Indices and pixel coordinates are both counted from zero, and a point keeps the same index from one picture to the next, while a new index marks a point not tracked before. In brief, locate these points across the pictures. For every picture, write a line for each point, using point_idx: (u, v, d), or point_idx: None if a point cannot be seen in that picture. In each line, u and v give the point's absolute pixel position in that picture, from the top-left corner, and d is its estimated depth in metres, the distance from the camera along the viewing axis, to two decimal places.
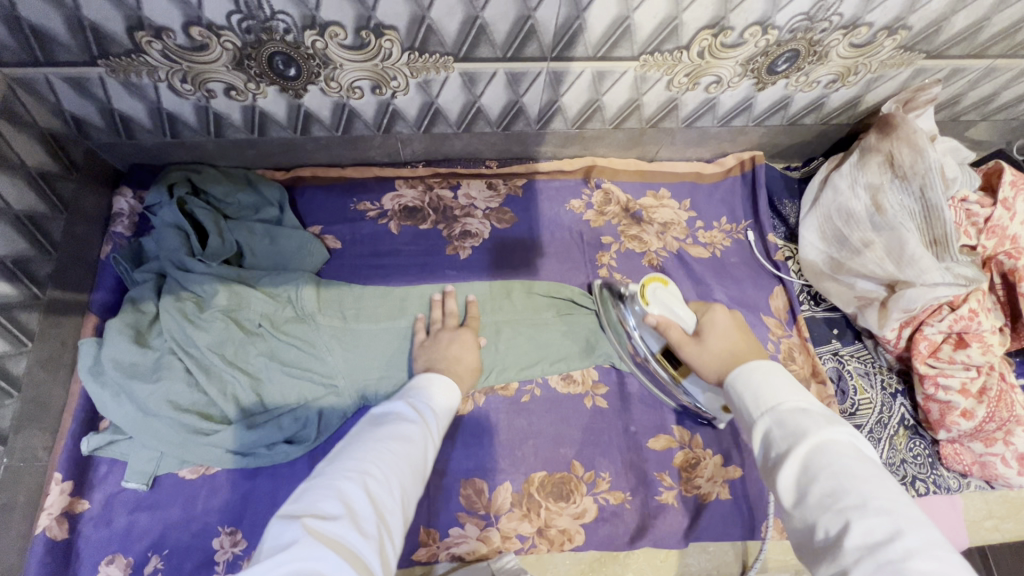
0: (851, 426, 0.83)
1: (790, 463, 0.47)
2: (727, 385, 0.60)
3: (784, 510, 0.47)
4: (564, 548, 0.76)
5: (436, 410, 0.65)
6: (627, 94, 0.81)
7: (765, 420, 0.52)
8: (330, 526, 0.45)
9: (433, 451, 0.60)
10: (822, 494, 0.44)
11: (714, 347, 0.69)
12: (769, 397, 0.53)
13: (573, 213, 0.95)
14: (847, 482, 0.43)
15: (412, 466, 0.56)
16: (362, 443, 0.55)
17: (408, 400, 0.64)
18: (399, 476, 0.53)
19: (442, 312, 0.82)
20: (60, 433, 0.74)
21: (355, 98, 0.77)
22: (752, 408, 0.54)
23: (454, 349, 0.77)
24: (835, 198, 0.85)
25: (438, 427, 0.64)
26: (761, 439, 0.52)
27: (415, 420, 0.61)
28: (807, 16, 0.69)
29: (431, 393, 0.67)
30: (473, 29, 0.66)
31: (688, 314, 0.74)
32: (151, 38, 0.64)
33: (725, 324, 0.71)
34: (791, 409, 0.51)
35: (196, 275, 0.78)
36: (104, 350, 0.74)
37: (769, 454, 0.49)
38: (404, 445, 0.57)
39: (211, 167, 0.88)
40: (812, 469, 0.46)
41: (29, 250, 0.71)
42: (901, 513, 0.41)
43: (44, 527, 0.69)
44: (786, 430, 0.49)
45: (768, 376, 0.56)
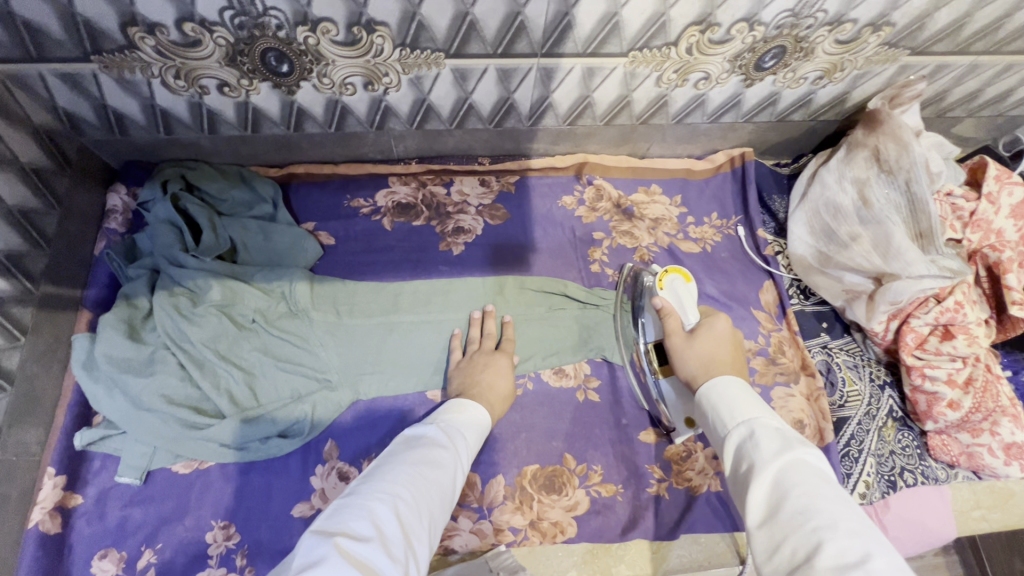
0: (839, 418, 0.84)
1: (762, 476, 0.48)
2: (700, 399, 0.62)
3: (750, 529, 0.47)
4: (557, 540, 0.76)
5: (468, 437, 0.64)
6: (617, 90, 0.82)
7: (739, 435, 0.54)
8: (360, 547, 0.44)
9: (460, 480, 0.60)
10: (793, 511, 0.44)
11: (703, 349, 0.71)
12: (744, 415, 0.55)
13: (565, 209, 0.96)
14: (818, 500, 0.44)
15: (441, 493, 0.55)
16: (395, 466, 0.55)
17: (441, 424, 0.63)
18: (428, 503, 0.53)
19: (481, 331, 0.82)
20: (54, 428, 0.74)
21: (348, 95, 0.78)
22: (728, 424, 0.56)
23: (487, 376, 0.77)
24: (823, 193, 0.87)
25: (469, 455, 0.63)
26: (734, 455, 0.53)
27: (448, 446, 0.60)
28: (792, 13, 0.70)
29: (464, 419, 0.66)
30: (463, 25, 0.67)
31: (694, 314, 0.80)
32: (144, 34, 0.64)
33: (717, 333, 0.73)
34: (764, 425, 0.53)
35: (190, 271, 0.78)
36: (97, 345, 0.74)
37: (742, 467, 0.51)
38: (434, 471, 0.56)
39: (205, 163, 0.88)
40: (784, 484, 0.46)
41: (22, 246, 0.72)
42: (870, 536, 0.41)
43: (36, 521, 0.69)
44: (758, 445, 0.51)
45: (742, 395, 0.58)
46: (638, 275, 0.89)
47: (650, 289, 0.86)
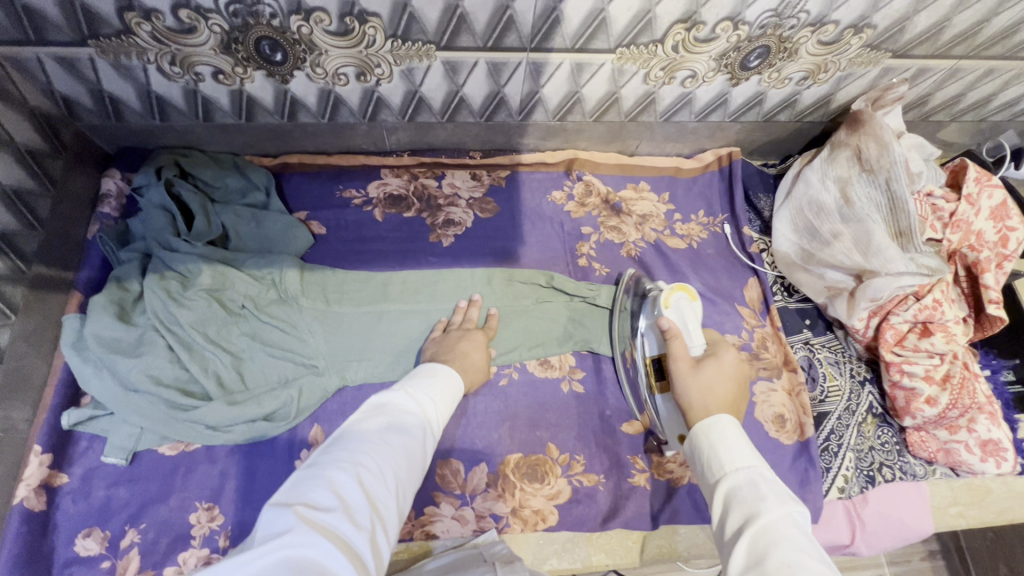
0: (819, 413, 0.85)
1: (752, 526, 0.47)
2: (694, 435, 0.59)
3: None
4: (538, 527, 0.77)
5: (437, 402, 0.65)
6: (606, 87, 0.84)
7: (736, 479, 0.52)
8: (322, 516, 0.46)
9: (430, 445, 0.61)
10: (780, 562, 0.44)
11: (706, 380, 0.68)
12: (741, 459, 0.54)
13: (555, 204, 0.97)
14: (802, 556, 0.44)
15: (410, 458, 0.56)
16: (359, 433, 0.55)
17: (409, 391, 0.64)
18: (395, 468, 0.54)
19: (463, 317, 0.84)
20: (42, 407, 0.75)
21: (341, 85, 0.79)
22: (723, 465, 0.54)
23: (461, 345, 0.78)
24: (806, 191, 0.88)
25: (439, 419, 0.64)
26: (726, 497, 0.52)
27: (414, 413, 0.61)
28: (775, 13, 0.72)
29: (435, 386, 0.66)
30: (453, 18, 0.68)
31: (699, 341, 0.77)
32: (141, 19, 0.66)
33: (721, 367, 0.69)
34: (760, 474, 0.52)
35: (181, 255, 0.79)
36: (86, 325, 0.75)
37: (734, 515, 0.50)
38: (401, 438, 0.57)
39: (200, 151, 0.89)
40: (772, 535, 0.46)
41: (15, 225, 0.73)
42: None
43: (22, 497, 0.69)
44: (754, 493, 0.50)
45: (739, 437, 0.56)
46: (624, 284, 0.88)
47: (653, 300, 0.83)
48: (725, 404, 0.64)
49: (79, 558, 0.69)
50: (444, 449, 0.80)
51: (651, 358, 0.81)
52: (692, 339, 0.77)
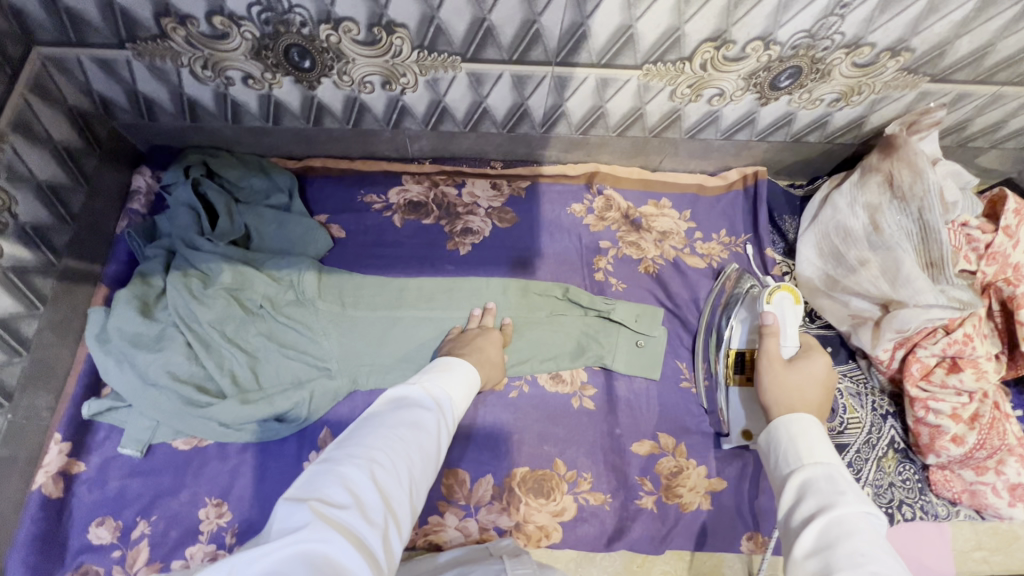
0: (838, 444, 0.81)
1: (826, 515, 0.47)
2: (772, 425, 0.59)
3: (793, 558, 0.47)
4: (541, 544, 0.77)
5: (452, 398, 0.64)
6: (631, 102, 0.83)
7: (811, 471, 0.52)
8: (336, 512, 0.46)
9: (446, 440, 0.61)
10: (852, 551, 0.44)
11: (795, 381, 0.65)
12: (821, 454, 0.53)
13: (574, 216, 0.96)
14: (877, 551, 0.44)
15: (424, 454, 0.56)
16: (375, 428, 0.55)
17: (425, 385, 0.63)
18: (410, 464, 0.54)
19: (478, 324, 0.84)
20: (64, 395, 0.77)
21: (366, 93, 0.80)
22: (800, 456, 0.54)
23: (480, 344, 0.78)
24: (834, 216, 0.85)
25: (453, 415, 0.64)
26: (800, 486, 0.51)
27: (431, 409, 0.60)
28: (808, 34, 0.71)
29: (450, 383, 0.66)
30: (480, 30, 0.69)
31: (794, 343, 0.74)
32: (176, 25, 0.67)
33: (811, 372, 0.66)
34: (837, 472, 0.51)
35: (204, 253, 0.81)
36: (111, 318, 0.77)
37: (806, 504, 0.50)
38: (416, 433, 0.57)
39: (228, 152, 0.91)
40: (845, 527, 0.46)
41: (49, 219, 0.74)
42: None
43: (41, 483, 0.71)
44: (833, 487, 0.49)
45: (821, 435, 0.56)
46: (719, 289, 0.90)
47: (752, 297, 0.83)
48: (812, 409, 0.63)
49: (91, 546, 0.70)
50: (451, 460, 0.79)
51: (736, 351, 0.81)
52: (784, 340, 0.74)
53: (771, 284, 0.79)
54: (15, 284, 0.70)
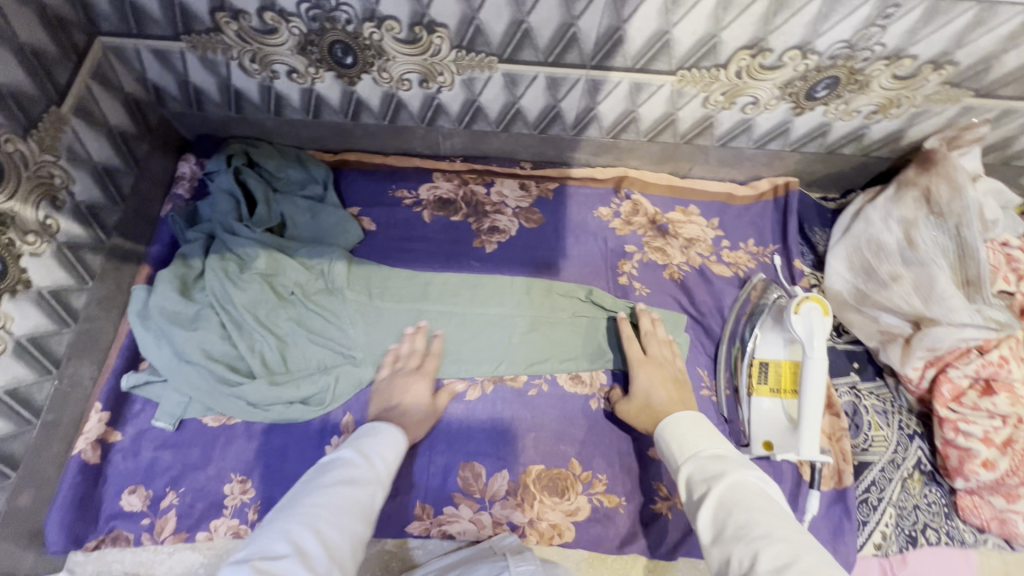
0: (861, 462, 0.80)
1: (714, 498, 0.55)
2: (656, 437, 0.69)
3: (705, 548, 0.54)
4: (553, 542, 0.77)
5: (388, 452, 0.67)
6: (663, 108, 0.83)
7: (690, 466, 0.61)
8: (276, 564, 0.48)
9: (384, 494, 0.63)
10: (735, 525, 0.52)
11: (639, 402, 0.77)
12: (692, 447, 0.63)
13: (600, 220, 0.97)
14: (756, 514, 0.52)
15: (362, 506, 0.58)
16: (312, 490, 0.58)
17: (359, 444, 0.66)
18: (349, 517, 0.56)
19: (410, 346, 0.83)
20: (106, 366, 0.80)
21: (404, 90, 0.82)
22: (679, 456, 0.64)
23: (404, 400, 0.78)
24: (867, 230, 0.84)
25: (390, 472, 0.66)
26: (687, 483, 0.60)
27: (363, 465, 0.63)
28: (848, 44, 0.70)
29: (382, 438, 0.68)
30: (518, 32, 0.70)
31: (821, 360, 0.71)
32: (229, 19, 0.71)
33: (642, 386, 0.78)
34: (710, 454, 0.61)
35: (242, 239, 0.85)
36: (153, 296, 0.80)
37: (695, 495, 0.58)
38: (353, 488, 0.59)
39: (269, 143, 0.95)
40: (728, 500, 0.54)
41: (102, 199, 0.78)
42: (798, 539, 0.49)
43: (80, 449, 0.74)
44: (707, 472, 0.59)
45: (693, 426, 0.66)
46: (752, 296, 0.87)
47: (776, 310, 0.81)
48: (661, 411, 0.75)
49: (123, 512, 0.73)
50: (467, 452, 0.81)
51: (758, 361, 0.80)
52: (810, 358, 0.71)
53: (799, 294, 0.75)
54: (69, 259, 0.72)
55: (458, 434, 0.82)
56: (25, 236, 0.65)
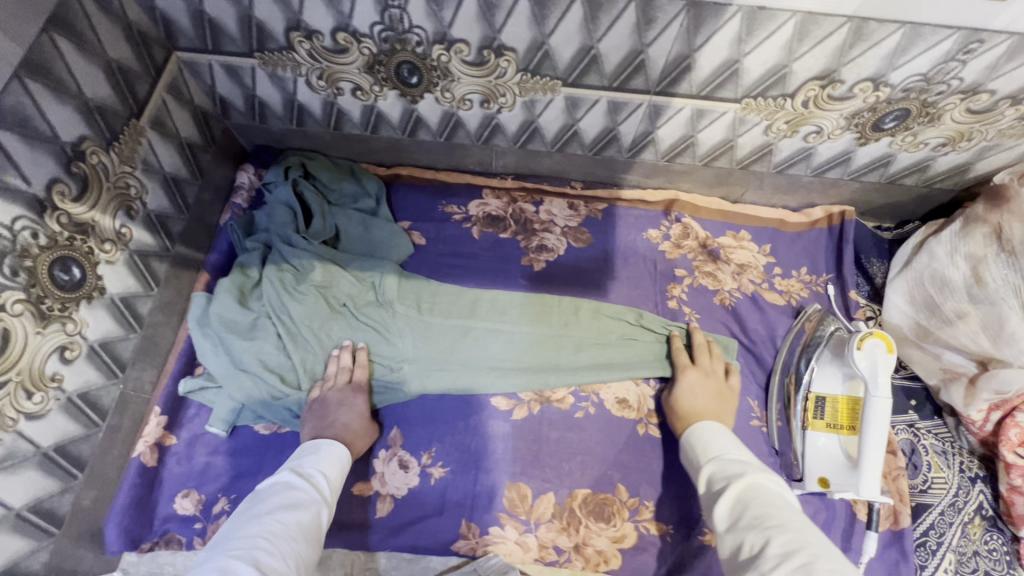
0: (919, 503, 0.78)
1: (732, 491, 0.55)
2: (683, 439, 0.71)
3: (718, 538, 0.54)
4: (599, 568, 0.76)
5: (329, 474, 0.68)
6: (723, 134, 0.82)
7: (710, 465, 0.62)
8: None
9: (326, 514, 0.63)
10: (750, 517, 0.51)
11: (678, 400, 0.78)
12: (715, 449, 0.64)
13: (650, 242, 0.96)
14: (773, 507, 0.51)
15: (303, 530, 0.58)
16: (249, 520, 0.57)
17: (297, 468, 0.66)
18: (291, 542, 0.56)
19: (339, 364, 0.81)
20: (164, 371, 0.81)
21: (464, 109, 0.83)
22: (701, 456, 0.65)
23: (341, 416, 0.76)
24: (930, 263, 0.82)
25: (332, 492, 0.67)
26: (706, 481, 0.61)
27: (303, 488, 0.63)
28: (923, 77, 0.68)
29: (322, 457, 0.69)
30: (586, 58, 0.70)
31: (885, 397, 0.70)
32: (303, 38, 0.72)
33: (684, 389, 0.78)
34: (733, 458, 0.61)
35: (299, 250, 0.86)
36: (212, 305, 0.82)
37: (712, 490, 0.58)
38: (293, 512, 0.59)
39: (324, 156, 0.97)
40: (746, 494, 0.54)
41: (170, 208, 0.80)
42: (815, 535, 0.48)
43: (139, 452, 0.76)
44: (727, 470, 0.59)
45: (718, 433, 0.67)
46: (808, 327, 0.86)
47: (830, 343, 0.81)
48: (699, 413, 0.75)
49: (176, 515, 0.74)
50: (514, 473, 0.81)
51: (814, 396, 0.79)
52: (873, 397, 0.70)
53: (862, 330, 0.74)
54: (138, 266, 0.74)
55: (504, 455, 0.82)
56: (102, 245, 0.67)
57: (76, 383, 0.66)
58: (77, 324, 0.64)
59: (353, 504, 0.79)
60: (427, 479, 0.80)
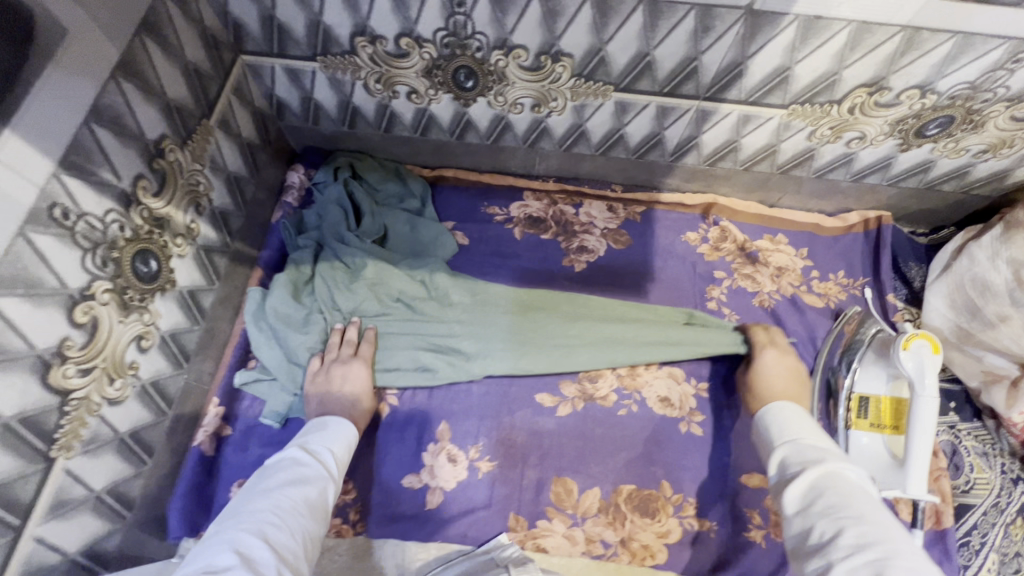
0: (962, 504, 0.79)
1: (806, 479, 0.56)
2: (758, 418, 0.71)
3: (786, 519, 0.56)
4: (645, 563, 0.78)
5: (336, 451, 0.67)
6: (767, 139, 0.85)
7: (784, 448, 0.63)
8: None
9: (333, 491, 0.63)
10: (824, 506, 0.53)
11: (763, 375, 0.79)
12: (790, 433, 0.64)
13: (688, 244, 0.98)
14: (848, 499, 0.52)
15: (311, 506, 0.58)
16: (258, 496, 0.57)
17: (304, 444, 0.66)
18: (299, 518, 0.56)
19: (343, 337, 0.82)
20: (221, 364, 0.84)
21: (515, 113, 0.85)
22: (776, 439, 0.65)
23: (347, 390, 0.77)
24: (971, 268, 0.84)
25: (339, 468, 0.67)
26: (779, 463, 0.62)
27: (310, 463, 0.63)
28: (970, 85, 0.71)
29: (329, 434, 0.69)
30: (641, 64, 0.73)
31: (932, 396, 0.71)
32: (367, 43, 0.75)
33: (767, 364, 0.80)
34: (811, 443, 0.61)
35: (350, 248, 0.88)
36: (267, 299, 0.84)
37: (784, 473, 0.60)
38: (300, 488, 0.59)
39: (371, 157, 1.00)
40: (822, 482, 0.55)
41: (231, 206, 0.83)
42: (892, 531, 0.48)
43: (199, 441, 0.78)
44: (803, 456, 0.59)
45: (795, 417, 0.67)
46: (850, 328, 0.87)
47: (874, 346, 0.81)
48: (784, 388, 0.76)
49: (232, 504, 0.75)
50: (560, 467, 0.82)
51: (857, 396, 0.80)
52: (920, 397, 0.71)
53: (907, 330, 0.75)
54: (204, 260, 0.77)
55: (550, 450, 0.84)
56: (175, 238, 0.69)
57: (149, 371, 0.68)
58: (153, 314, 0.66)
59: (404, 496, 0.81)
60: (474, 473, 0.82)
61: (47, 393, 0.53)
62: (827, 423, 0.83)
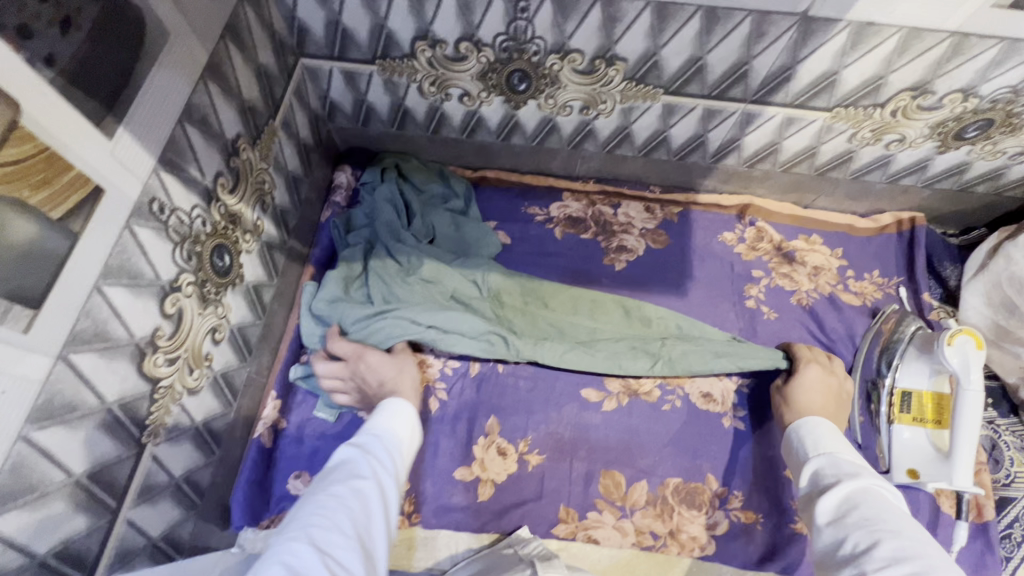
0: (1003, 497, 0.81)
1: (841, 490, 0.58)
2: (790, 430, 0.73)
3: (816, 530, 0.57)
4: (694, 553, 0.80)
5: (387, 443, 0.63)
6: (808, 141, 0.87)
7: (818, 462, 0.64)
8: None
9: (388, 485, 0.59)
10: (858, 517, 0.54)
11: (801, 388, 0.79)
12: (825, 448, 0.66)
13: (725, 244, 1.00)
14: (884, 514, 0.53)
15: (362, 504, 0.54)
16: (308, 500, 0.53)
17: (353, 441, 0.62)
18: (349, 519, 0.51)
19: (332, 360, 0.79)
20: (276, 358, 0.86)
21: (563, 115, 0.88)
22: (810, 451, 0.67)
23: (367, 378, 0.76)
24: (1008, 266, 0.85)
25: (394, 460, 0.62)
26: (812, 476, 0.64)
27: (359, 459, 0.59)
28: (1012, 90, 0.73)
29: (377, 428, 0.65)
30: (693, 67, 0.75)
31: (977, 389, 0.74)
32: (427, 47, 0.78)
33: (808, 380, 0.80)
34: (849, 459, 0.63)
35: (400, 245, 0.90)
36: (320, 293, 0.86)
37: (817, 487, 0.61)
38: (350, 486, 0.55)
39: (416, 158, 1.02)
40: (857, 496, 0.56)
41: (288, 203, 0.85)
42: (928, 545, 0.49)
43: (258, 434, 0.79)
44: (839, 470, 0.61)
45: (830, 435, 0.69)
46: (888, 326, 0.89)
47: (914, 347, 0.83)
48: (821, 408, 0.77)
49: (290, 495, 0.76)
50: (609, 460, 0.84)
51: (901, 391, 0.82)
52: (967, 390, 0.74)
53: (950, 328, 0.77)
54: (266, 256, 0.79)
55: (598, 444, 0.85)
56: (245, 235, 0.72)
57: (219, 363, 0.70)
58: (225, 308, 0.69)
59: (456, 488, 0.83)
60: (524, 465, 0.84)
61: (142, 380, 0.55)
62: (867, 421, 0.85)
